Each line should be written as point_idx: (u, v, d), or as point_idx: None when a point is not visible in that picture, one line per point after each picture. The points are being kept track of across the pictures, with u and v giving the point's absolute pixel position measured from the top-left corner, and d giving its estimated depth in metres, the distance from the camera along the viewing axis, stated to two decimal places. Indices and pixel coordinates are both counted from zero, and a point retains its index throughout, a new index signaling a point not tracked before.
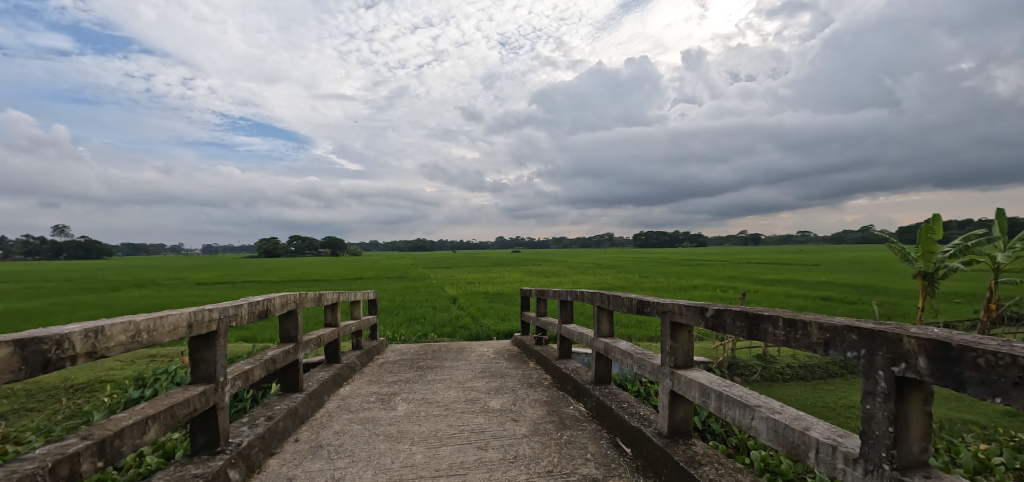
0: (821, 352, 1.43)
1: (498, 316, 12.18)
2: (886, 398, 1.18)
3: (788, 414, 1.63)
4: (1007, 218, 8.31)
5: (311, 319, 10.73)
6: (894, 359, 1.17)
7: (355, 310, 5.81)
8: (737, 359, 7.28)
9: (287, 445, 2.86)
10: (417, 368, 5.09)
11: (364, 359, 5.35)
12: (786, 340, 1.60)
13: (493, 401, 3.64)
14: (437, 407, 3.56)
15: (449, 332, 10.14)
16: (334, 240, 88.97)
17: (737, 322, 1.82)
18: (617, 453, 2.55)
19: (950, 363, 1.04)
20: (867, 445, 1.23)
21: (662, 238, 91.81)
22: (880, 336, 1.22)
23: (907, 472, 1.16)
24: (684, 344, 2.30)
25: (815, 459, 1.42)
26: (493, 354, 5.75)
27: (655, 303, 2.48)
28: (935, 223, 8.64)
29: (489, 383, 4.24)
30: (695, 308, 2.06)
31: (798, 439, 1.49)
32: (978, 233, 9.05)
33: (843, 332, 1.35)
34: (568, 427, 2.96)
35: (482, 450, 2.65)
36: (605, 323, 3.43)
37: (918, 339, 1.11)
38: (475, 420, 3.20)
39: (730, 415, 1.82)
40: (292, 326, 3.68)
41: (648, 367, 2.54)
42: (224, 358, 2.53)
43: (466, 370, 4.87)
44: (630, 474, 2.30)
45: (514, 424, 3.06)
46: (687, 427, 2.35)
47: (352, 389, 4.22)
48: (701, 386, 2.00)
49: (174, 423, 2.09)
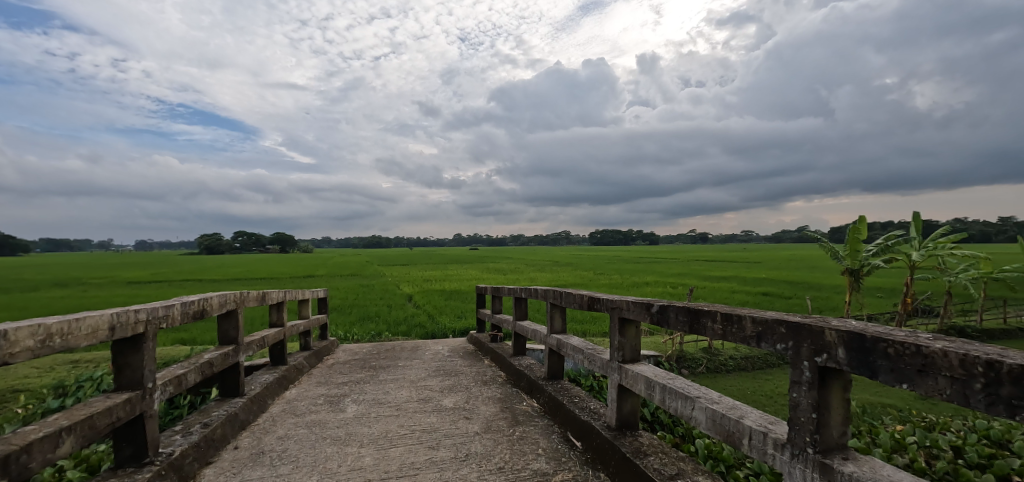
0: (755, 344, 1.51)
1: (456, 313, 12.09)
2: (810, 386, 1.27)
3: (724, 404, 1.72)
4: (922, 220, 9.11)
5: (255, 320, 10.20)
6: (817, 350, 1.26)
7: (303, 310, 5.57)
8: (684, 353, 7.59)
9: (225, 453, 2.70)
10: (369, 369, 4.95)
11: (312, 360, 5.14)
12: (723, 333, 1.67)
13: (446, 400, 3.59)
14: (389, 407, 3.49)
15: (405, 331, 9.94)
16: (284, 236, 85.33)
17: (680, 317, 1.89)
18: (567, 447, 2.59)
19: (866, 353, 1.13)
20: (793, 431, 1.31)
21: (617, 237, 94.52)
22: (805, 329, 1.29)
23: (828, 455, 1.24)
24: (632, 339, 2.36)
25: (748, 445, 1.50)
26: (448, 352, 5.69)
27: (605, 300, 2.54)
28: (861, 224, 9.35)
29: (443, 382, 4.19)
30: (641, 304, 2.12)
31: (733, 427, 1.56)
32: (899, 233, 9.86)
33: (774, 325, 1.43)
34: (520, 423, 2.98)
35: (433, 450, 2.61)
36: (559, 319, 3.47)
37: (838, 331, 1.19)
38: (428, 419, 3.15)
39: (672, 407, 1.89)
40: (232, 327, 3.47)
41: (599, 362, 2.59)
42: (153, 363, 2.35)
43: (420, 369, 4.79)
44: (580, 467, 2.34)
45: (466, 422, 3.04)
46: (634, 419, 2.43)
47: (298, 392, 4.04)
48: (647, 379, 2.06)
49: (94, 435, 1.92)
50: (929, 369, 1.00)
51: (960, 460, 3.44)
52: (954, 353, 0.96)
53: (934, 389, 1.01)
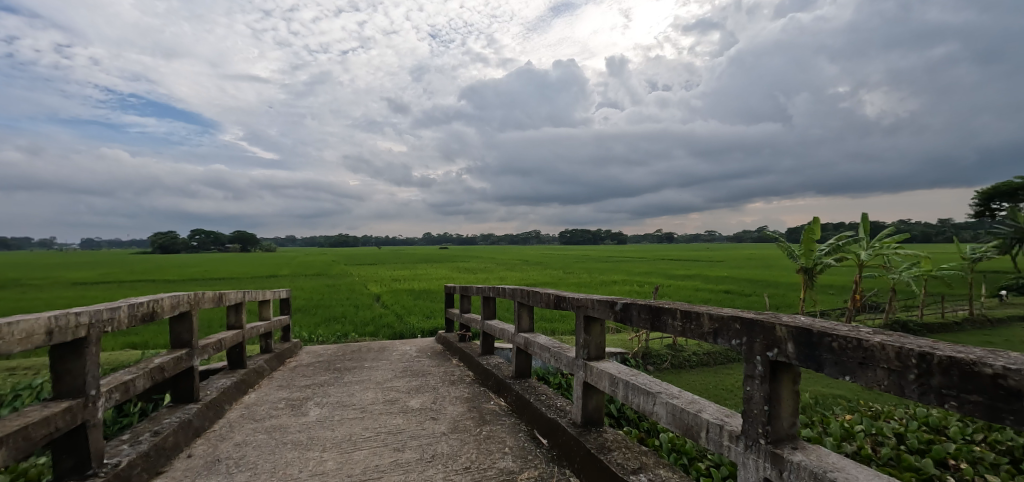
0: (711, 340, 1.56)
1: (425, 313, 11.95)
2: (762, 380, 1.32)
3: (684, 398, 1.77)
4: (869, 221, 9.65)
5: (212, 322, 9.78)
6: (769, 345, 1.31)
7: (264, 310, 5.36)
8: (650, 349, 7.76)
9: (177, 462, 2.57)
10: (334, 370, 4.83)
11: (273, 363, 4.97)
12: (683, 330, 1.71)
13: (412, 401, 3.55)
14: (354, 410, 3.42)
15: (372, 331, 9.76)
16: (245, 234, 82.04)
17: (641, 314, 1.93)
18: (534, 444, 2.61)
19: (812, 347, 1.18)
20: (747, 423, 1.36)
21: (585, 236, 96.04)
22: (758, 325, 1.35)
23: (779, 445, 1.30)
24: (597, 336, 2.40)
25: (705, 438, 1.55)
26: (416, 353, 5.62)
27: (571, 298, 2.56)
28: (815, 225, 9.82)
29: (410, 382, 4.14)
30: (605, 302, 2.15)
31: (692, 420, 1.61)
32: (849, 234, 10.41)
33: (729, 321, 1.48)
34: (487, 422, 2.98)
35: (398, 451, 2.57)
36: (526, 318, 3.49)
37: (787, 327, 1.25)
38: (393, 421, 3.10)
39: (635, 402, 1.93)
40: (185, 329, 3.30)
41: (564, 360, 2.62)
42: (97, 368, 2.21)
43: (386, 370, 4.71)
44: (546, 465, 2.35)
45: (433, 423, 3.01)
46: (598, 416, 2.47)
47: (258, 396, 3.89)
48: (611, 376, 2.10)
49: (28, 447, 1.78)
50: (869, 362, 1.07)
51: (902, 446, 3.67)
52: (890, 346, 1.03)
53: (873, 380, 1.07)
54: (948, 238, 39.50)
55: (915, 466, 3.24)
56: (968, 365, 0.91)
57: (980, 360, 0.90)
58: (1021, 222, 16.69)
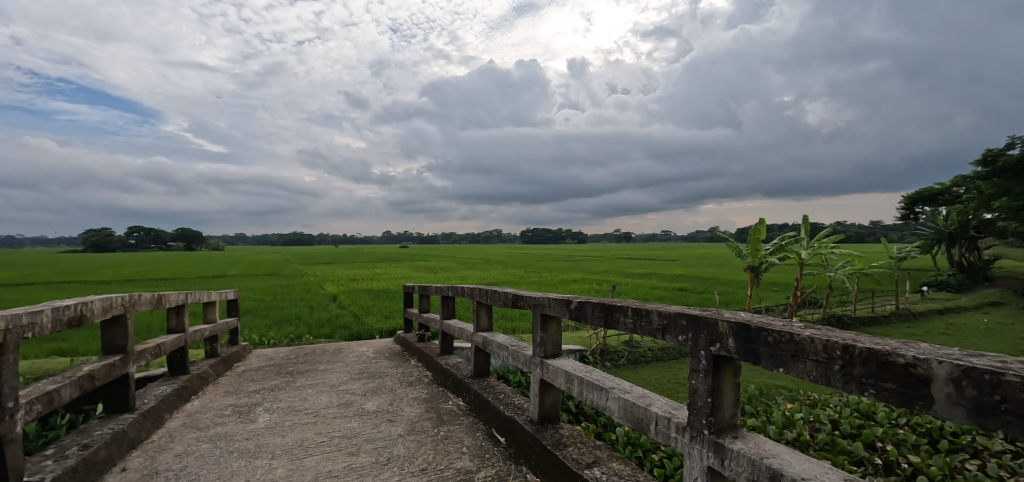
0: (660, 336, 1.63)
1: (383, 314, 11.69)
2: (706, 373, 1.38)
3: (635, 393, 1.83)
4: (809, 223, 10.28)
5: (152, 326, 9.19)
6: (712, 341, 1.37)
7: (209, 313, 5.07)
8: (607, 346, 7.95)
9: (110, 477, 2.39)
10: (286, 374, 4.65)
11: (219, 368, 4.71)
12: (633, 327, 1.77)
13: (369, 404, 3.47)
14: (306, 414, 3.30)
15: (328, 333, 9.45)
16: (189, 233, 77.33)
17: (596, 312, 1.97)
18: (491, 443, 2.61)
19: (750, 341, 1.25)
20: (692, 415, 1.43)
21: (546, 236, 97.24)
22: (702, 321, 1.41)
23: (721, 434, 1.36)
24: (553, 335, 2.43)
25: (654, 431, 1.61)
26: (373, 354, 5.50)
27: (529, 297, 2.59)
28: (761, 225, 10.34)
29: (366, 385, 4.04)
30: (561, 301, 2.19)
31: (643, 414, 1.67)
32: (791, 234, 11.05)
33: (676, 318, 1.54)
34: (445, 423, 2.96)
35: (352, 456, 2.51)
36: (485, 317, 3.50)
37: (728, 323, 1.31)
38: (348, 425, 3.02)
39: (589, 398, 1.97)
40: (120, 334, 3.08)
41: (522, 358, 2.64)
42: (14, 378, 2.02)
43: (341, 372, 4.58)
44: (502, 463, 2.37)
45: (389, 425, 2.96)
46: (555, 412, 2.50)
47: (201, 404, 3.69)
48: (566, 373, 2.14)
49: None
50: (800, 355, 1.15)
51: (836, 432, 3.94)
52: (818, 339, 1.11)
53: (804, 372, 1.16)
54: (877, 238, 42.84)
55: (847, 449, 3.50)
56: (885, 356, 1.00)
57: (895, 350, 0.99)
58: (939, 224, 18.33)
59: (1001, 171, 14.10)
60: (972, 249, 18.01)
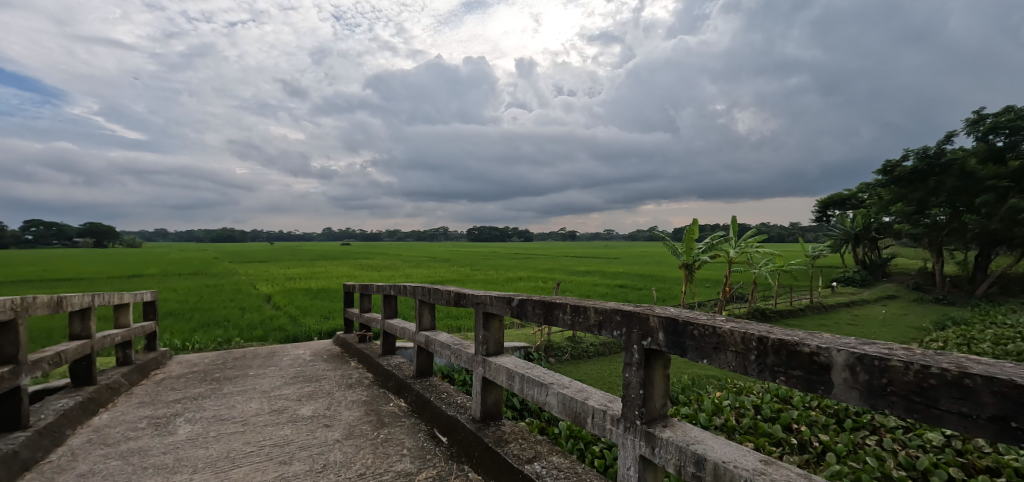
0: (597, 332, 1.68)
1: (322, 314, 11.20)
2: (638, 366, 1.44)
3: (574, 388, 1.88)
4: (737, 224, 11.01)
5: (52, 332, 8.21)
6: (644, 335, 1.44)
7: (121, 317, 4.61)
8: (551, 342, 8.08)
9: None
10: (211, 381, 4.32)
11: (134, 377, 4.30)
12: (572, 323, 1.82)
13: (304, 409, 3.30)
14: (234, 423, 3.09)
15: (261, 335, 8.91)
16: (98, 227, 69.88)
17: (536, 310, 2.00)
18: (433, 443, 2.58)
19: (677, 335, 1.33)
20: (626, 407, 1.49)
21: (493, 234, 97.54)
22: (635, 316, 1.47)
23: (652, 424, 1.43)
24: (495, 332, 2.44)
25: (591, 424, 1.66)
26: (310, 356, 5.26)
27: (470, 295, 2.59)
28: (695, 225, 10.92)
29: (301, 389, 3.84)
30: (503, 299, 2.20)
31: (580, 408, 1.72)
32: (721, 234, 11.77)
33: (611, 314, 1.59)
34: (385, 425, 2.88)
35: (285, 465, 2.39)
36: (428, 316, 3.44)
37: (658, 318, 1.38)
38: (280, 432, 2.86)
39: (529, 394, 2.00)
40: (10, 342, 2.73)
41: (464, 357, 2.63)
42: None
43: (274, 377, 4.33)
44: (444, 462, 2.35)
45: (326, 431, 2.83)
46: (497, 410, 2.52)
47: (111, 417, 3.34)
48: (508, 370, 2.15)
49: None
50: (721, 346, 1.24)
51: (759, 416, 4.27)
52: (737, 333, 1.20)
53: (724, 362, 1.25)
54: (795, 238, 46.85)
55: (767, 432, 3.81)
56: (793, 346, 1.10)
57: (801, 341, 1.09)
58: (847, 226, 20.33)
59: (898, 179, 15.83)
60: (873, 248, 20.13)
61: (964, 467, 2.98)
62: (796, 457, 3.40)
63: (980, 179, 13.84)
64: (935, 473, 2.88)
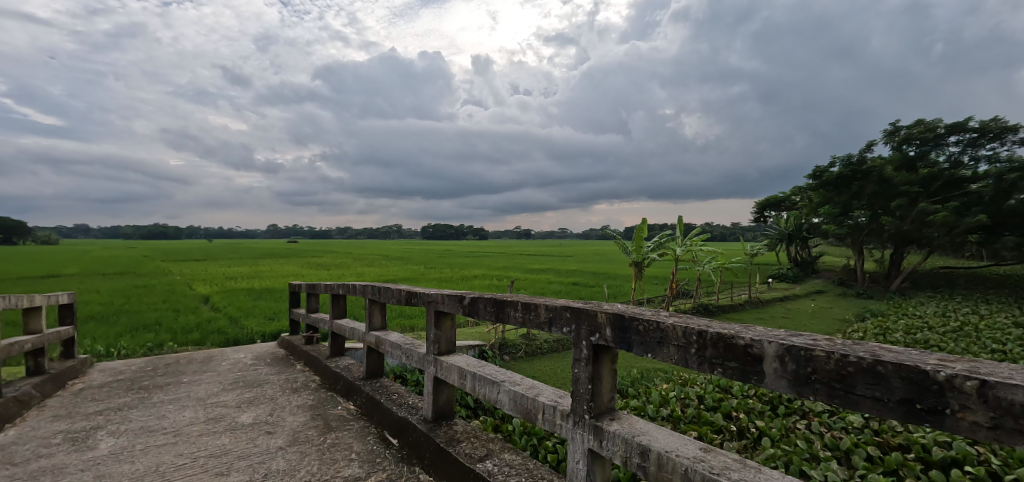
0: (548, 329, 1.69)
1: (266, 315, 10.66)
2: (587, 361, 1.47)
3: (525, 384, 1.89)
4: (684, 223, 11.50)
5: None
6: (592, 332, 1.47)
7: (32, 322, 4.17)
8: (506, 340, 8.10)
9: None
10: (140, 390, 4.00)
11: (47, 387, 3.90)
12: (523, 321, 1.83)
13: (243, 417, 3.12)
14: (164, 435, 2.87)
15: (197, 339, 8.36)
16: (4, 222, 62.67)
17: (487, 307, 1.99)
18: (383, 446, 2.52)
19: (624, 331, 1.37)
20: (575, 402, 1.51)
21: (448, 232, 96.55)
22: (584, 313, 1.50)
23: (600, 418, 1.47)
24: (447, 331, 2.42)
25: (541, 419, 1.68)
26: (252, 360, 4.99)
27: (422, 294, 2.54)
28: (644, 224, 11.29)
29: (241, 395, 3.63)
30: (455, 297, 2.18)
31: (531, 405, 1.73)
32: (669, 233, 12.24)
33: (561, 311, 1.62)
34: (333, 429, 2.78)
35: (221, 476, 2.25)
36: (378, 315, 3.35)
37: (606, 315, 1.41)
38: (217, 442, 2.70)
39: (480, 392, 2.00)
40: None
41: (415, 356, 2.58)
42: None
43: (211, 384, 4.06)
44: (394, 465, 2.29)
45: (268, 438, 2.70)
46: (449, 409, 2.50)
47: (19, 433, 3.01)
48: (459, 369, 2.13)
49: None
50: (664, 340, 1.29)
51: (702, 405, 4.50)
52: (679, 327, 1.25)
53: (667, 356, 1.30)
54: (736, 237, 49.70)
55: (709, 420, 4.02)
56: (729, 339, 1.16)
57: (736, 334, 1.15)
58: (781, 226, 21.79)
59: (826, 183, 17.14)
60: (804, 247, 21.69)
61: (881, 446, 3.28)
62: (735, 443, 3.61)
63: (895, 185, 15.24)
64: (856, 452, 3.14)
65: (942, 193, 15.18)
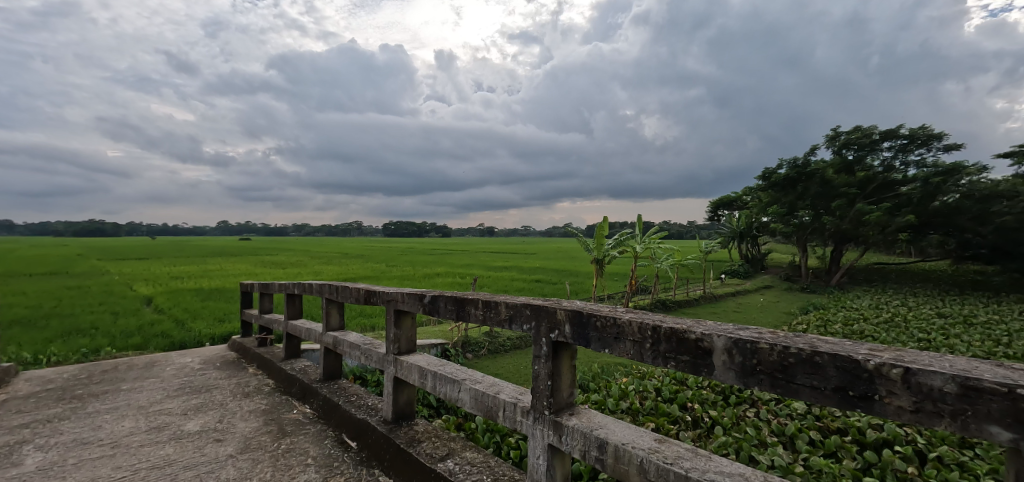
0: (508, 326, 1.70)
1: (216, 317, 10.14)
2: (546, 358, 1.50)
3: (486, 382, 1.89)
4: (643, 222, 11.83)
5: None
6: (552, 329, 1.49)
7: None
8: (469, 338, 8.06)
9: None
10: (72, 400, 3.71)
11: None
12: (484, 318, 1.83)
13: (190, 424, 2.95)
14: (100, 447, 2.67)
15: (139, 343, 7.84)
16: None
17: (448, 306, 1.98)
18: (341, 450, 2.45)
19: (583, 326, 1.39)
20: (535, 398, 1.53)
21: (410, 230, 95.05)
22: (544, 310, 1.51)
23: (559, 413, 1.49)
24: (407, 330, 2.38)
25: (502, 416, 1.69)
26: (200, 364, 4.73)
27: (381, 293, 2.48)
28: (605, 223, 11.51)
29: (187, 402, 3.44)
30: (415, 296, 2.15)
31: (492, 403, 1.74)
32: (629, 231, 12.53)
33: (521, 309, 1.63)
34: (288, 434, 2.68)
35: None
36: (336, 315, 3.26)
37: (565, 311, 1.44)
38: (160, 452, 2.54)
39: (440, 391, 1.98)
40: None
41: (375, 357, 2.53)
42: None
43: (154, 390, 3.82)
44: (353, 468, 2.24)
45: (217, 446, 2.57)
46: (410, 409, 2.46)
47: None
48: (420, 369, 2.11)
49: None
50: (621, 336, 1.32)
51: (659, 397, 4.65)
52: (634, 324, 1.29)
53: (624, 350, 1.33)
54: (692, 236, 51.71)
55: (666, 412, 4.16)
56: (681, 333, 1.20)
57: (687, 329, 1.20)
58: (733, 224, 22.82)
59: (774, 184, 18.08)
60: (754, 245, 22.80)
61: (821, 430, 3.51)
62: (690, 432, 3.75)
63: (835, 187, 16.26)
64: (799, 437, 3.35)
65: (876, 194, 16.35)
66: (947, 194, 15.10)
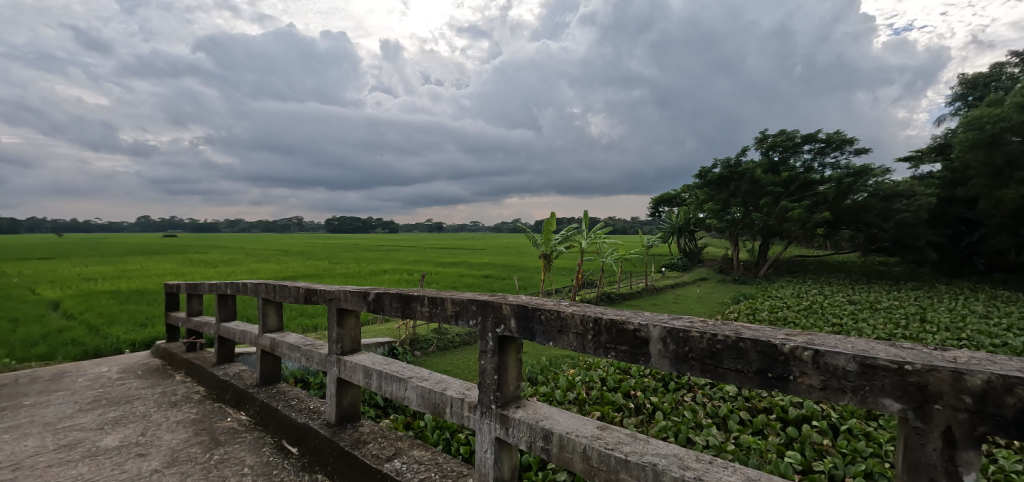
0: (454, 322, 1.71)
1: (137, 321, 9.31)
2: (492, 352, 1.51)
3: (433, 379, 1.88)
4: (589, 217, 12.14)
5: None
6: (498, 323, 1.51)
7: None
8: (417, 336, 7.94)
9: None
10: None
11: None
12: (430, 315, 1.81)
13: (108, 440, 2.70)
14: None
15: (43, 353, 7.04)
16: None
17: (393, 303, 1.94)
18: (280, 456, 2.34)
19: (527, 320, 1.42)
20: (482, 393, 1.54)
21: (355, 225, 91.99)
22: (490, 305, 1.53)
23: (506, 406, 1.52)
24: (351, 329, 2.31)
25: (448, 412, 1.69)
26: (119, 373, 4.33)
27: (322, 292, 2.39)
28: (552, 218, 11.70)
29: (103, 416, 3.14)
30: (359, 294, 2.09)
31: (439, 399, 1.73)
32: (576, 227, 12.83)
33: (467, 305, 1.63)
34: (221, 444, 2.53)
35: None
36: (273, 316, 3.10)
37: (510, 307, 1.46)
38: (73, 472, 2.32)
39: (386, 390, 1.95)
40: None
41: (317, 358, 2.43)
42: None
43: (63, 405, 3.45)
44: (294, 474, 2.15)
45: (140, 461, 2.38)
46: (354, 411, 2.40)
47: None
48: (364, 369, 2.06)
49: None
50: (564, 329, 1.36)
51: (604, 387, 4.83)
52: (577, 316, 1.33)
53: (567, 343, 1.38)
54: (635, 232, 53.91)
55: (611, 400, 4.32)
56: (621, 325, 1.26)
57: (627, 321, 1.25)
58: (672, 220, 24.01)
59: (709, 183, 19.17)
60: (691, 239, 24.12)
61: (750, 409, 3.80)
62: (633, 419, 3.93)
63: (763, 185, 17.51)
64: (731, 418, 3.60)
65: (798, 193, 17.77)
66: (857, 193, 16.71)
